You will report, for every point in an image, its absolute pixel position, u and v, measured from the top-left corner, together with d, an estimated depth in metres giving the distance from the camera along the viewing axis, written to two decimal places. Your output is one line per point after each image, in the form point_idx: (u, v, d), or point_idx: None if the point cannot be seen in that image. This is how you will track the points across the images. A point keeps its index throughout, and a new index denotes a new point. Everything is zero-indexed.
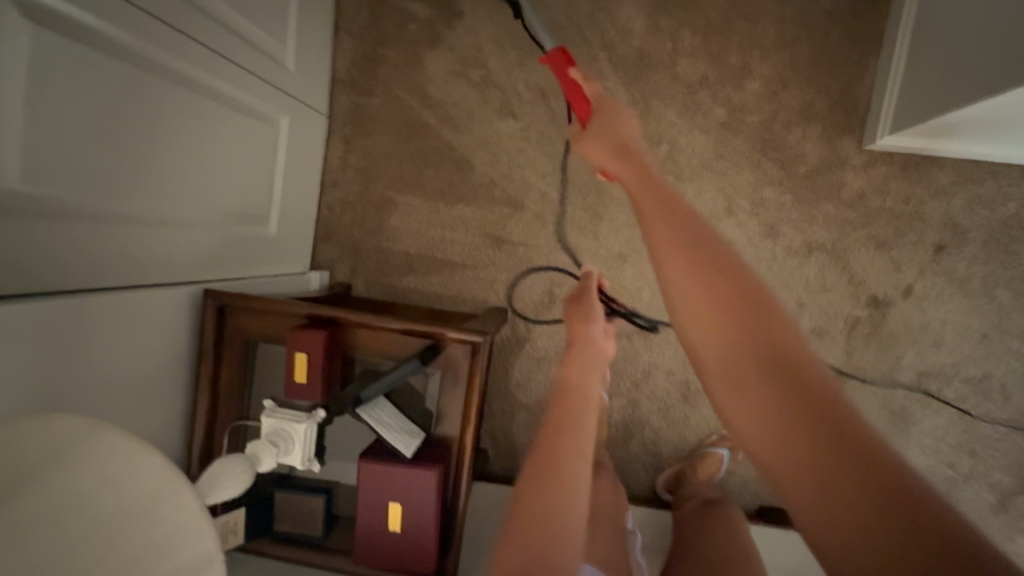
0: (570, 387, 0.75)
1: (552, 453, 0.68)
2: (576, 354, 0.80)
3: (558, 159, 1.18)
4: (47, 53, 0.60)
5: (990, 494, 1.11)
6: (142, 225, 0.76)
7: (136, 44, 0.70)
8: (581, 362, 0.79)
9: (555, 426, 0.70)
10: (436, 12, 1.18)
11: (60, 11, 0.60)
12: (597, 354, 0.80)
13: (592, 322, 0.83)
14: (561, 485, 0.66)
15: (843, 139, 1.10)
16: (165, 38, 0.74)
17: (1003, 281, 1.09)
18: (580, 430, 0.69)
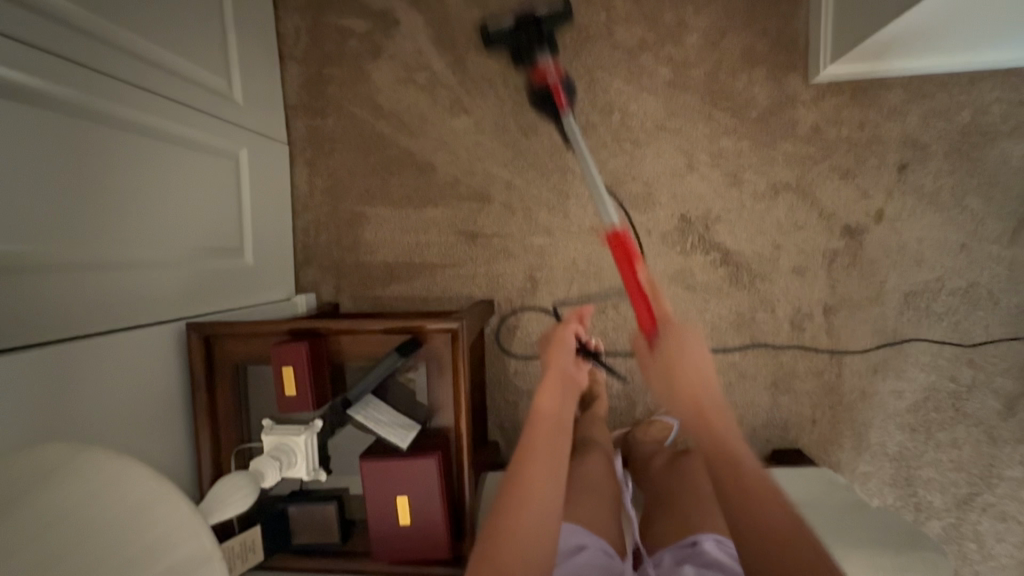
0: (543, 409, 0.73)
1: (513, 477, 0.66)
2: (556, 377, 0.77)
3: (516, 146, 1.20)
4: (10, 119, 0.65)
5: (996, 401, 1.12)
6: (120, 268, 0.80)
7: (91, 101, 0.76)
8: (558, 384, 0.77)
9: (528, 450, 0.68)
10: (373, 25, 1.21)
11: (19, 81, 0.66)
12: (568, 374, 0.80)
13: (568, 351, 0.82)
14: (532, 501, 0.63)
15: (789, 77, 1.12)
16: (104, 89, 0.78)
17: (970, 189, 1.10)
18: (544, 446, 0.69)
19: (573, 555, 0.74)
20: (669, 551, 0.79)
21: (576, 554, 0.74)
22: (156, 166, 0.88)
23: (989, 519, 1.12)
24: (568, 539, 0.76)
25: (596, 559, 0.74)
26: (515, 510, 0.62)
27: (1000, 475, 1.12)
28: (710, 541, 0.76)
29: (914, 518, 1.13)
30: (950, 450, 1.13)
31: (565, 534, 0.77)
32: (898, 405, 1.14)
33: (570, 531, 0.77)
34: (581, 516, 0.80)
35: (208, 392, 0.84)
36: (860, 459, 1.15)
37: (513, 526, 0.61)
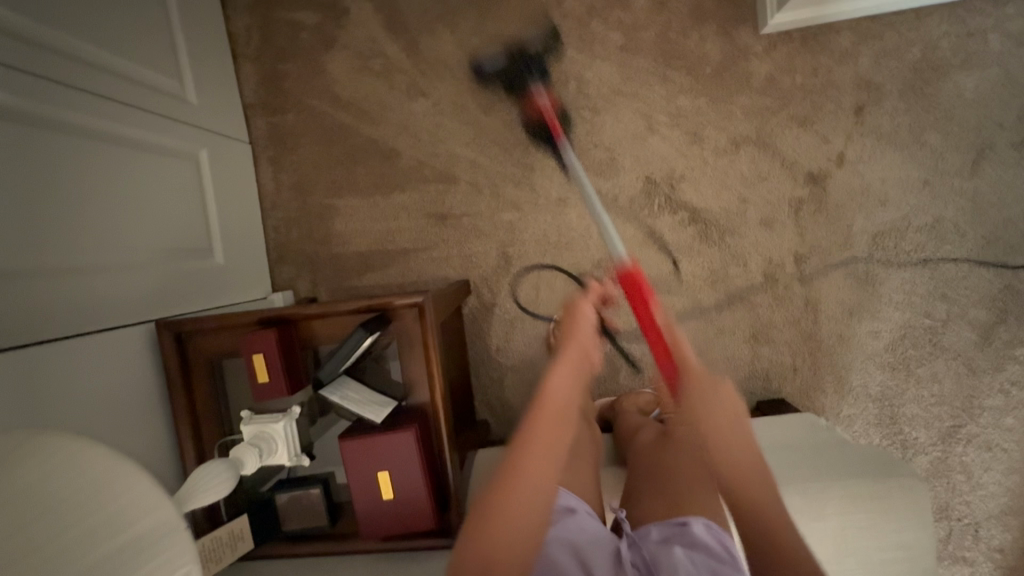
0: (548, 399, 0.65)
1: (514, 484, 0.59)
2: (571, 366, 0.68)
3: (476, 124, 1.20)
4: None
5: (971, 331, 1.13)
6: (84, 271, 0.80)
7: (43, 108, 0.76)
8: (573, 369, 0.68)
9: (527, 451, 0.61)
10: (323, 16, 1.21)
11: None
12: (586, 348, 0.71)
13: (586, 326, 0.73)
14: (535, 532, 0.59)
15: (739, 29, 1.12)
16: (57, 96, 0.79)
17: (928, 124, 1.10)
18: (550, 456, 0.62)
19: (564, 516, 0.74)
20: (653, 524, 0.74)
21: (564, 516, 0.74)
22: (113, 171, 0.88)
23: (974, 450, 1.13)
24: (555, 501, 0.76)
25: (582, 522, 0.73)
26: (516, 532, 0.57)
27: (982, 405, 1.13)
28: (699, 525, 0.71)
29: (902, 456, 1.15)
30: (930, 385, 1.14)
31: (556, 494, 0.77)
32: (877, 345, 1.15)
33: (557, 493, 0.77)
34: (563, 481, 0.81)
35: (183, 388, 0.85)
36: (843, 402, 1.16)
37: (495, 540, 0.57)
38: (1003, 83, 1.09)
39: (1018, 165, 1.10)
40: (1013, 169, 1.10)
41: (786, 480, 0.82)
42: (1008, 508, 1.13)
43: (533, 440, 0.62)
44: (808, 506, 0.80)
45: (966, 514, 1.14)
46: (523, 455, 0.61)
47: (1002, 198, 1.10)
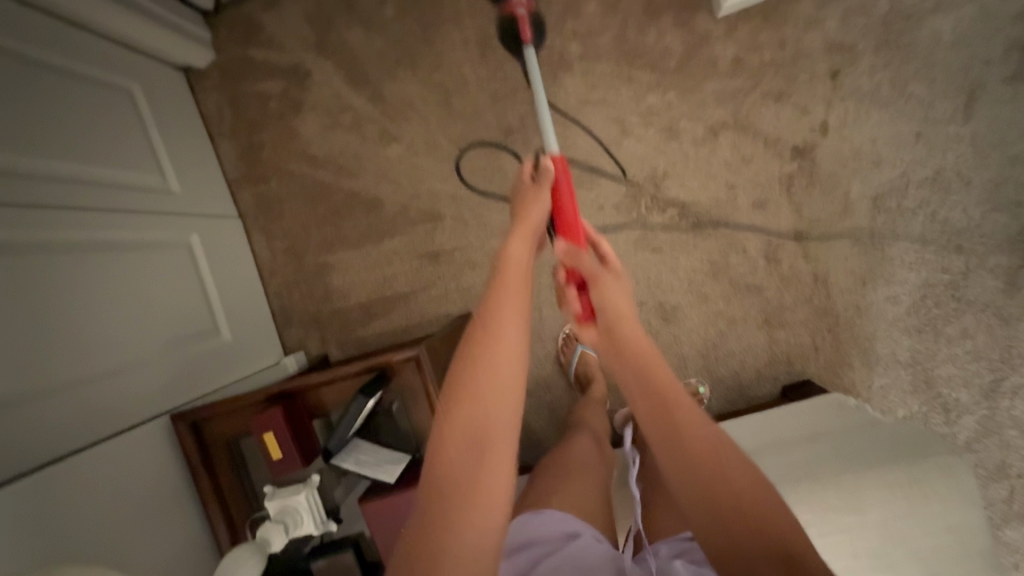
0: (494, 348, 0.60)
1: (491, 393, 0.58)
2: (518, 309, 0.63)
3: (451, 159, 1.21)
4: None
5: (996, 279, 1.07)
6: (91, 381, 0.83)
7: (35, 236, 0.81)
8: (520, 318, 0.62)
9: (467, 396, 0.58)
10: (287, 81, 1.24)
11: None
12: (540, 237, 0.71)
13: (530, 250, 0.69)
14: (502, 442, 0.57)
15: (697, 17, 1.10)
16: (49, 219, 0.84)
17: (911, 75, 1.06)
18: (515, 368, 0.59)
19: (568, 542, 0.71)
20: (665, 544, 0.75)
21: (570, 541, 0.71)
22: (109, 275, 0.91)
23: (1022, 402, 1.07)
24: (558, 527, 0.73)
25: (590, 546, 0.71)
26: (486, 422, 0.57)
27: (1021, 354, 1.07)
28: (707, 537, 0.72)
29: (945, 420, 1.10)
30: (962, 342, 1.09)
31: (556, 521, 0.73)
32: (897, 310, 1.10)
33: (561, 518, 0.74)
34: (568, 504, 0.77)
35: (207, 474, 0.88)
36: (874, 374, 1.11)
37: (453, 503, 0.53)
38: (982, 20, 1.04)
39: (1015, 101, 1.04)
40: (1009, 105, 1.04)
41: (816, 477, 0.79)
42: None
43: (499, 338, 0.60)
44: (845, 502, 0.77)
45: None
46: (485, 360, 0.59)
47: (1003, 137, 1.05)
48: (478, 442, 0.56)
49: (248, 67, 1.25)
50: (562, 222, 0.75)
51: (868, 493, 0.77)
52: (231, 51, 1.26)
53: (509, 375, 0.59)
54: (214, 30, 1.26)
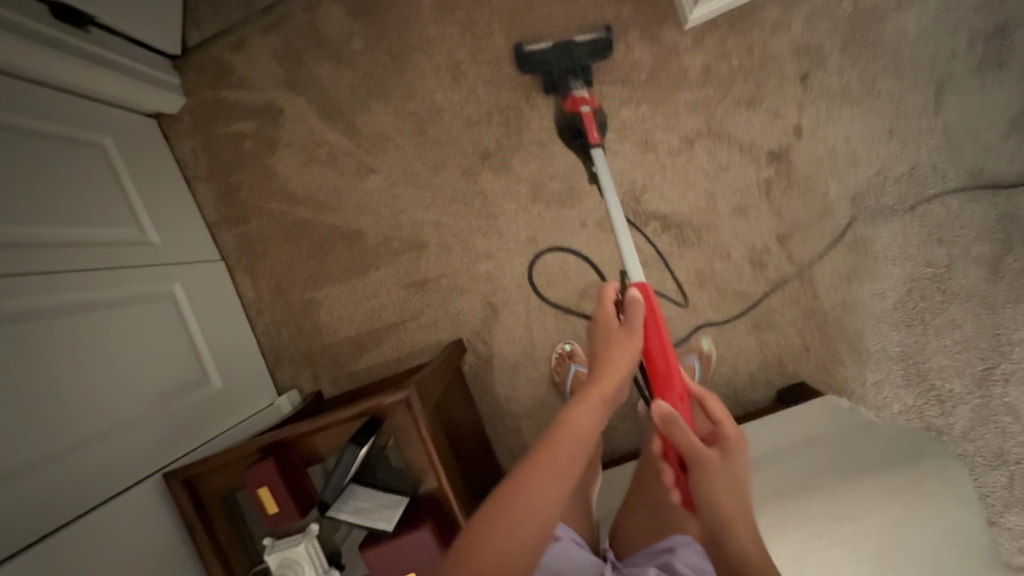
0: (572, 427, 0.68)
1: (550, 477, 0.64)
2: (599, 395, 0.71)
3: (431, 187, 1.20)
4: None
5: (979, 268, 1.08)
6: (83, 446, 0.82)
7: (10, 305, 0.79)
8: (596, 403, 0.71)
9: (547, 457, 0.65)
10: (259, 120, 1.23)
11: None
12: (614, 401, 0.73)
13: (628, 356, 0.77)
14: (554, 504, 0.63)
15: (663, 29, 1.10)
16: (23, 286, 0.82)
17: (879, 73, 1.07)
18: (565, 485, 0.64)
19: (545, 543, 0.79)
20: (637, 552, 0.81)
21: (548, 542, 0.79)
22: (91, 336, 0.89)
23: (1014, 387, 1.08)
24: None
25: (566, 550, 0.79)
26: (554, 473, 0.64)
27: (1009, 341, 1.08)
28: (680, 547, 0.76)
29: (940, 412, 1.10)
30: (951, 332, 1.09)
31: None
32: (884, 306, 1.10)
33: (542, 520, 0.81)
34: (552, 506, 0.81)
35: (203, 529, 0.86)
36: (866, 370, 1.12)
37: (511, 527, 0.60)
38: (945, 13, 1.05)
39: (983, 91, 1.05)
40: (978, 96, 1.05)
41: (814, 484, 0.80)
42: None
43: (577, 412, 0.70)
44: (842, 511, 0.77)
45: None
46: (517, 495, 0.62)
47: (974, 128, 1.06)
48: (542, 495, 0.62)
49: (220, 108, 1.24)
50: (655, 373, 0.82)
51: (866, 500, 0.77)
52: (202, 93, 1.25)
53: (549, 490, 0.63)
54: (182, 74, 1.25)
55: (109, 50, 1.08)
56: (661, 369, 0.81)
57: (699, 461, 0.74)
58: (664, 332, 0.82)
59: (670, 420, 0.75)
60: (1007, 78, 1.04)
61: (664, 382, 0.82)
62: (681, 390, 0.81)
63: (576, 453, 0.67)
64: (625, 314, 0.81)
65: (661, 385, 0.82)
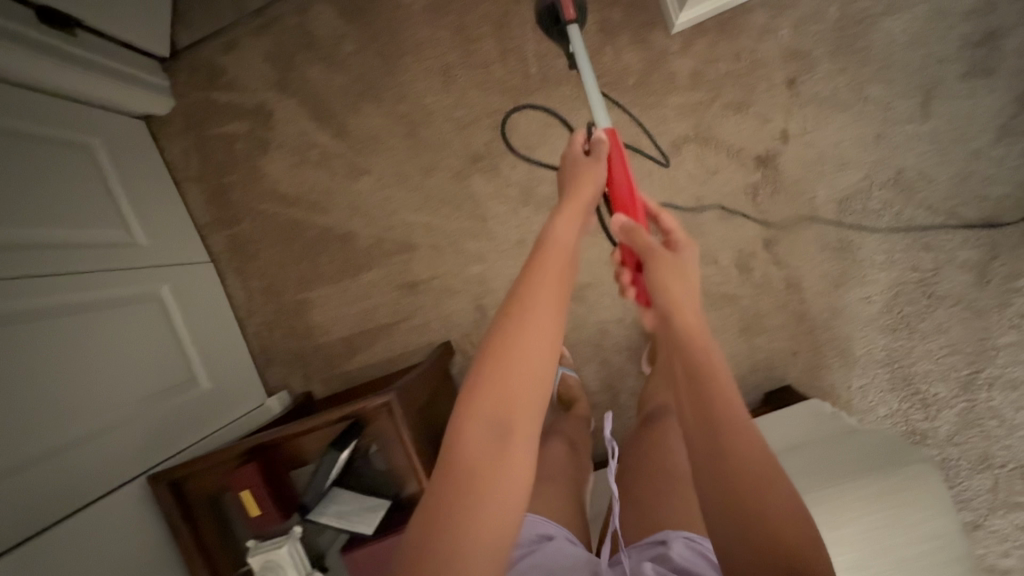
0: (558, 245, 0.70)
1: (542, 293, 0.65)
2: (574, 214, 0.75)
3: (421, 189, 1.21)
4: None
5: (966, 273, 1.08)
6: (72, 447, 0.83)
7: None
8: (575, 221, 0.74)
9: (535, 275, 0.66)
10: (250, 122, 1.23)
11: None
12: (587, 210, 0.77)
13: (596, 179, 0.80)
14: (548, 318, 0.63)
15: (653, 33, 1.10)
16: (10, 290, 0.82)
17: (867, 79, 1.07)
18: (557, 302, 0.65)
19: (540, 542, 0.73)
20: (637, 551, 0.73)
21: (543, 542, 0.74)
22: (79, 338, 0.90)
23: (1000, 392, 1.08)
24: (532, 530, 0.76)
25: (561, 547, 0.73)
26: (544, 290, 0.65)
27: (996, 345, 1.08)
28: (678, 541, 0.71)
29: (925, 416, 1.10)
30: (937, 337, 1.09)
31: (532, 524, 0.77)
32: (871, 310, 1.11)
33: (535, 522, 0.77)
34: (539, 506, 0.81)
35: (188, 532, 0.87)
36: (853, 374, 1.12)
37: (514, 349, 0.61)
38: (934, 19, 1.05)
39: (971, 97, 1.05)
40: (966, 102, 1.05)
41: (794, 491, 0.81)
42: None
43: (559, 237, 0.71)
44: (822, 518, 0.78)
45: (1008, 459, 1.08)
46: (518, 335, 0.61)
47: (963, 134, 1.06)
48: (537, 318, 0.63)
49: (211, 110, 1.24)
50: (619, 202, 0.85)
51: (848, 505, 0.78)
52: (193, 95, 1.25)
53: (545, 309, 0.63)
54: (173, 76, 1.25)
55: (99, 53, 1.09)
56: (619, 184, 0.84)
57: (657, 266, 0.76)
58: (624, 157, 0.85)
59: (628, 228, 0.79)
60: (995, 84, 1.04)
61: (623, 201, 0.84)
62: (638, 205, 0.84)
63: (564, 276, 0.68)
64: (591, 148, 0.84)
65: (620, 204, 0.85)
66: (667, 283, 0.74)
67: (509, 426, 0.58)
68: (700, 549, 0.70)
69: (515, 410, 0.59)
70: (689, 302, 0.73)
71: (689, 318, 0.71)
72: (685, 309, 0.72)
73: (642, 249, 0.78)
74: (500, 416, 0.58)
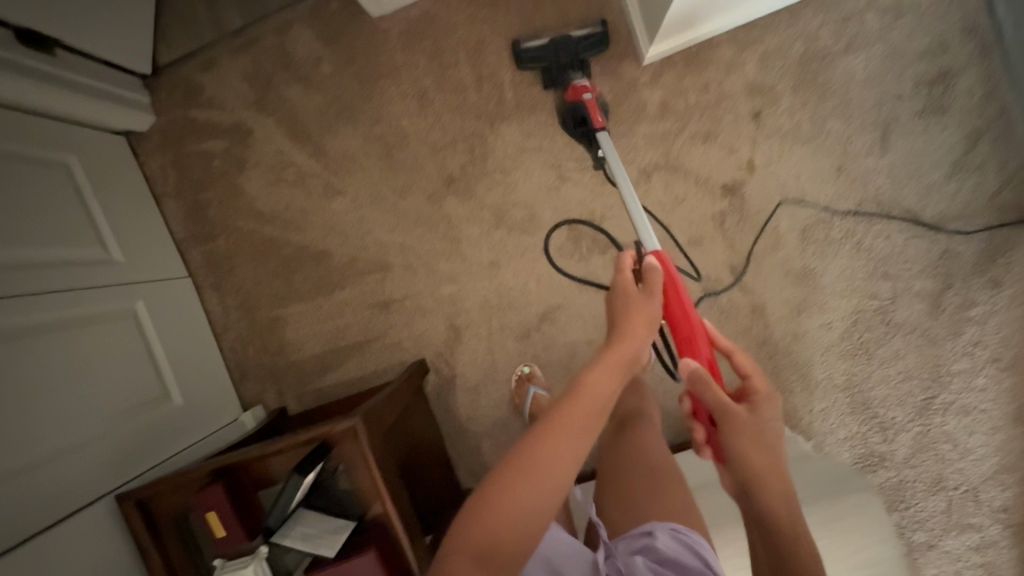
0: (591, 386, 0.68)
1: (564, 427, 0.64)
2: (621, 359, 0.73)
3: (397, 210, 1.22)
4: None
5: (922, 302, 1.12)
6: (38, 467, 0.84)
7: None
8: (619, 369, 0.72)
9: (561, 414, 0.65)
10: (228, 140, 1.25)
11: None
12: (633, 358, 0.74)
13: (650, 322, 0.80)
14: (562, 459, 0.62)
15: (624, 64, 1.13)
16: None
17: (828, 113, 1.11)
18: (578, 442, 0.64)
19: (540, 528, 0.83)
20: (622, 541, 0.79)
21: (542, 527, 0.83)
22: (50, 359, 0.90)
23: (953, 417, 1.12)
24: None
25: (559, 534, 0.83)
26: (572, 431, 0.64)
27: (950, 372, 1.12)
28: (665, 533, 0.77)
29: (883, 439, 1.14)
30: (895, 363, 1.13)
31: None
32: (831, 336, 1.14)
33: None
34: None
35: (155, 550, 0.89)
36: (814, 398, 1.15)
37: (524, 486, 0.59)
38: (892, 58, 1.09)
39: (926, 133, 1.09)
40: (921, 138, 1.09)
41: None
42: (1001, 467, 1.11)
43: (597, 375, 0.70)
44: None
45: (961, 482, 1.12)
46: (521, 482, 0.59)
47: (918, 168, 1.10)
48: (559, 456, 0.62)
49: (190, 127, 1.26)
50: (679, 335, 0.87)
51: None
52: (172, 111, 1.26)
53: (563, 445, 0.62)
54: (153, 92, 1.27)
55: (78, 72, 1.10)
56: (679, 321, 0.86)
57: (728, 418, 0.75)
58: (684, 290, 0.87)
59: (698, 376, 0.77)
60: (949, 121, 1.09)
61: (684, 342, 0.86)
62: (705, 348, 0.85)
63: (595, 418, 0.66)
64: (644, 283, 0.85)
65: (679, 342, 0.87)
66: (740, 426, 0.75)
67: (496, 557, 0.56)
68: (687, 541, 0.76)
69: (512, 544, 0.57)
70: (756, 438, 0.74)
71: (754, 458, 0.73)
72: (754, 448, 0.73)
73: (715, 402, 0.76)
74: (493, 548, 0.56)
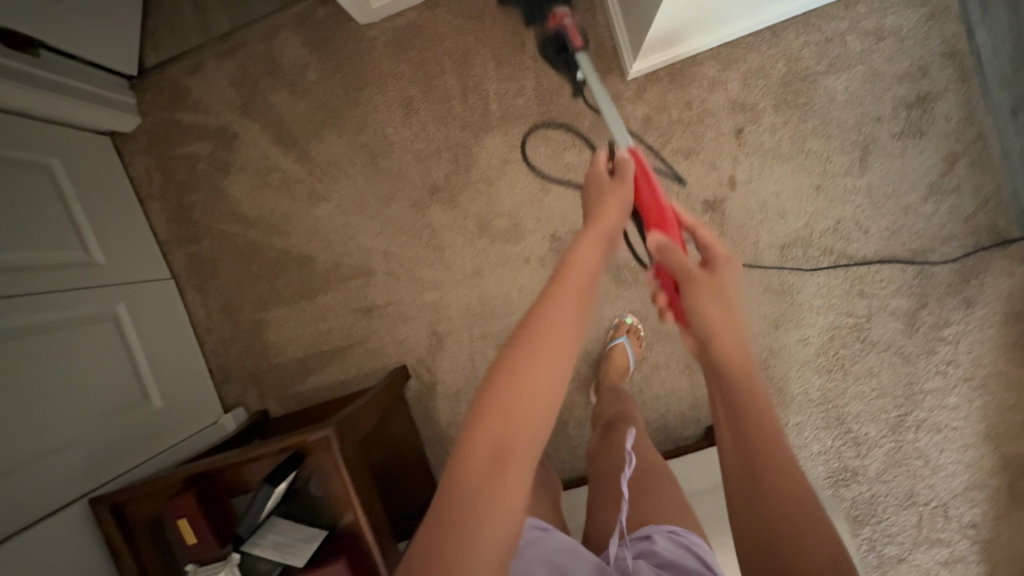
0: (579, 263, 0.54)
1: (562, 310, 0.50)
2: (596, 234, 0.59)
3: (381, 216, 1.23)
4: None
5: (897, 321, 1.13)
6: (13, 470, 0.84)
7: None
8: (598, 242, 0.58)
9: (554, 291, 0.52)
10: (213, 142, 1.25)
11: None
12: (614, 239, 0.61)
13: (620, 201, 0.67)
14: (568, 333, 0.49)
15: (608, 79, 1.14)
16: None
17: (808, 133, 1.12)
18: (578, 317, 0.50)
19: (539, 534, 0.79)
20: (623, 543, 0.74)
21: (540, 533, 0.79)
22: (27, 363, 0.90)
23: (925, 434, 1.14)
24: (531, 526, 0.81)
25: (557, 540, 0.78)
26: (569, 307, 0.50)
27: (922, 390, 1.13)
28: (664, 537, 0.72)
29: (856, 454, 1.16)
30: (869, 380, 1.15)
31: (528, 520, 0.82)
32: (807, 351, 1.16)
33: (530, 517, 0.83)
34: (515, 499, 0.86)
35: (129, 554, 0.89)
36: (790, 412, 1.17)
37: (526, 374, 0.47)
38: (872, 80, 1.10)
39: (904, 154, 1.11)
40: (899, 159, 1.11)
41: None
42: (972, 483, 1.13)
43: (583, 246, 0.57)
44: None
45: (932, 496, 1.14)
46: (526, 357, 0.47)
47: (896, 188, 1.11)
48: (564, 338, 0.49)
49: (175, 129, 1.26)
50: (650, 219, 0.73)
51: None
52: (157, 113, 1.26)
53: (562, 314, 0.50)
54: (139, 94, 1.27)
55: (61, 74, 1.10)
56: (648, 199, 0.72)
57: (693, 282, 0.64)
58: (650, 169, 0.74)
59: (663, 244, 0.65)
60: (927, 143, 1.10)
61: (652, 219, 0.73)
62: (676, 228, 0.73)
63: (592, 297, 0.53)
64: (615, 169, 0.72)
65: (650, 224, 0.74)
66: (711, 300, 0.62)
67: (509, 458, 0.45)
68: (684, 542, 0.72)
69: (519, 439, 0.45)
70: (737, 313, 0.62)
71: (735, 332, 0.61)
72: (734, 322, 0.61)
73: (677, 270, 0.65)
74: (503, 445, 0.45)
